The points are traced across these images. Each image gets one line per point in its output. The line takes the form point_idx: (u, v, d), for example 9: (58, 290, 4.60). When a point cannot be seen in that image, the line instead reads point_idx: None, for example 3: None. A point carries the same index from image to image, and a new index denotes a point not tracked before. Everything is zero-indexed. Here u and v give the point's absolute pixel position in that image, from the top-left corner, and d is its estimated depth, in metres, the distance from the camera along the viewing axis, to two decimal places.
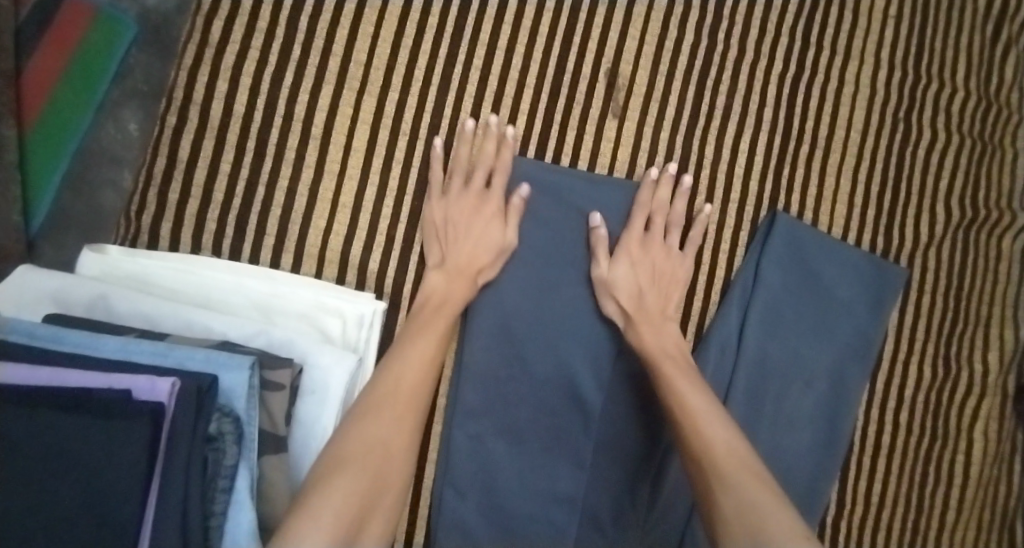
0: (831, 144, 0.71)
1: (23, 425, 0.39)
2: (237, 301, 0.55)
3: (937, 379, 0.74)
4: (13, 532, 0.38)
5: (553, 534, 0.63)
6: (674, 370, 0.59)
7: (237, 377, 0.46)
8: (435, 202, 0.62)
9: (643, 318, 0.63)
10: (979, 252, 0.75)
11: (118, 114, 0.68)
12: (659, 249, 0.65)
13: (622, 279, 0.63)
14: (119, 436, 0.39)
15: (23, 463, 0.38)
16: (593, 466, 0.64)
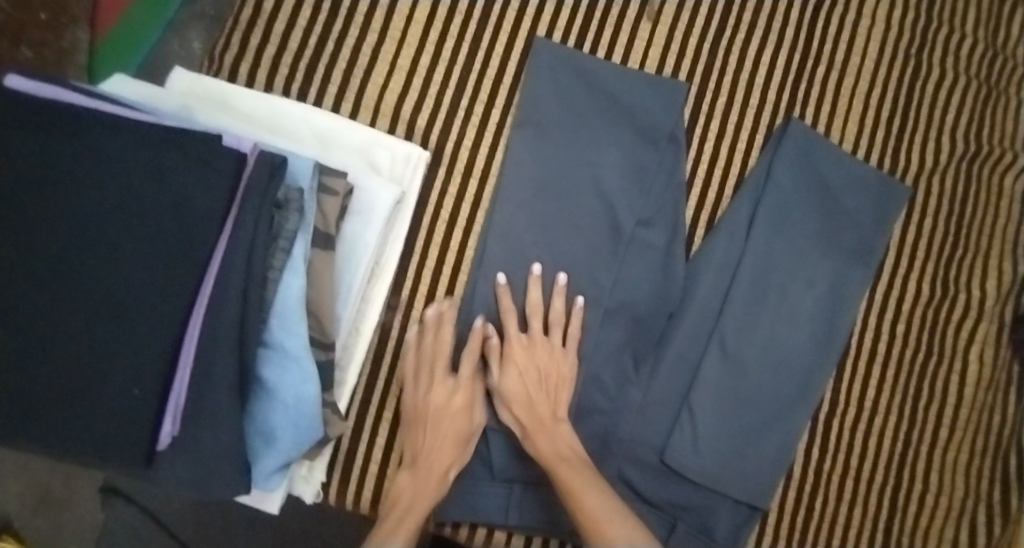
0: (846, 68, 0.77)
1: (133, 146, 0.47)
2: (301, 130, 0.63)
3: (936, 298, 0.77)
4: (117, 227, 0.46)
5: None
6: (571, 473, 0.60)
7: (303, 163, 0.54)
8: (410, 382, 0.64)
9: (543, 421, 0.63)
10: (982, 184, 0.80)
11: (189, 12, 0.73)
12: (548, 352, 0.65)
13: (511, 387, 0.64)
14: (210, 167, 0.47)
15: (129, 176, 0.47)
16: (605, 323, 0.69)
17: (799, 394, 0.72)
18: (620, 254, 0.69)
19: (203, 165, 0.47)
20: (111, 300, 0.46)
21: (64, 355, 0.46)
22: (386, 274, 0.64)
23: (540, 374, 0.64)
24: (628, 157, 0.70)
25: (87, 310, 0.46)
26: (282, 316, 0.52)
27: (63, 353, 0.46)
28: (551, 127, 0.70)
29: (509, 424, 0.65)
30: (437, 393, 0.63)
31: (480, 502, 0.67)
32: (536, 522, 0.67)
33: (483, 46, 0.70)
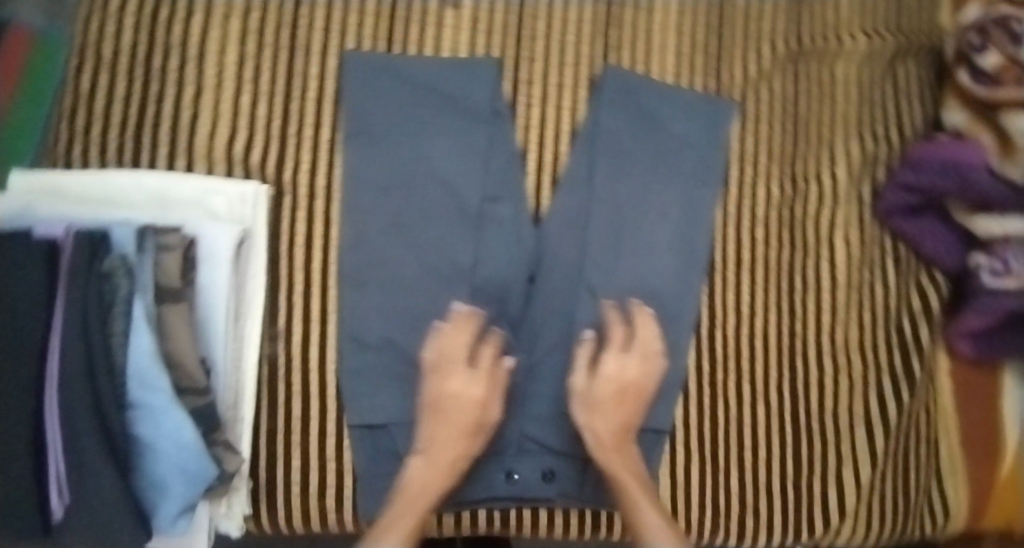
0: (653, 3, 0.80)
1: None
2: (138, 197, 0.66)
3: (787, 196, 0.82)
4: None
5: None
6: (638, 499, 0.65)
7: (125, 231, 0.59)
8: (432, 384, 0.68)
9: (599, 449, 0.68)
10: (812, 79, 0.83)
11: None
12: (637, 366, 0.70)
13: (601, 394, 0.69)
14: (27, 262, 0.55)
15: None
16: (475, 299, 0.74)
17: (672, 316, 0.78)
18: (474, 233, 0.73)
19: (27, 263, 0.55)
20: None
21: None
22: (254, 307, 0.68)
23: (603, 407, 0.69)
24: (458, 140, 0.74)
25: None
26: (140, 375, 0.57)
27: None
28: (380, 132, 0.73)
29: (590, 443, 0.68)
30: (458, 389, 0.67)
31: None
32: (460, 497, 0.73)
33: (298, 72, 0.73)
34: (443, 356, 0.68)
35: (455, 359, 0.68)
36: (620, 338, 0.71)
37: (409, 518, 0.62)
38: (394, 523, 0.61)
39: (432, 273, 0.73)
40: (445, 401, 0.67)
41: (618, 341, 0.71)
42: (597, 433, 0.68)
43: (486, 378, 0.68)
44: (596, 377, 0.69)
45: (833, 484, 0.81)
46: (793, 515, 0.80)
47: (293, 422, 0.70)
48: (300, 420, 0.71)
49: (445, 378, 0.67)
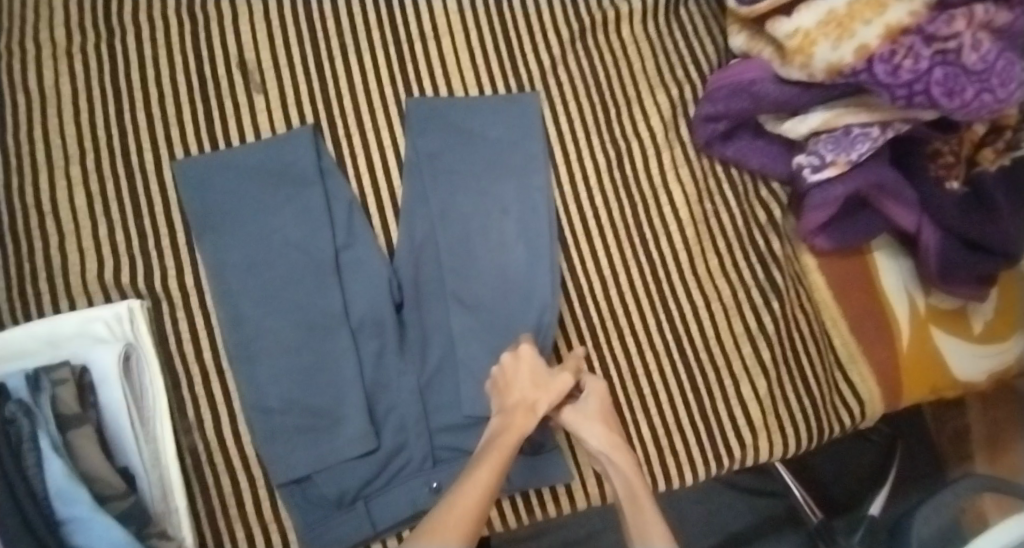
0: (438, 32, 0.89)
1: None
2: (24, 346, 0.73)
3: (613, 158, 0.89)
4: None
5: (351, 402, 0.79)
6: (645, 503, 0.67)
7: (17, 380, 0.68)
8: (511, 364, 0.72)
9: (612, 452, 0.70)
10: (602, 50, 0.92)
11: None
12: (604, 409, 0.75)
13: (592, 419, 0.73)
14: None
15: None
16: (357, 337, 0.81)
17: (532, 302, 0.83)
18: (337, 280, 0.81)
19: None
20: None
21: None
22: (158, 408, 0.75)
23: (602, 417, 0.73)
24: (299, 204, 0.82)
25: None
26: (63, 494, 0.64)
27: None
28: (227, 219, 0.81)
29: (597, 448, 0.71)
30: (537, 364, 0.72)
31: (338, 533, 0.77)
32: (394, 517, 0.79)
33: (143, 191, 0.81)
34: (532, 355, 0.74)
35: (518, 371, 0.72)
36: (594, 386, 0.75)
37: (493, 469, 0.63)
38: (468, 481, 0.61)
39: (312, 326, 0.80)
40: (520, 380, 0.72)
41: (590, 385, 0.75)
42: (603, 438, 0.71)
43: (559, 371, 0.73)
44: (583, 408, 0.73)
45: (733, 399, 0.85)
46: (716, 443, 0.84)
47: (228, 498, 0.77)
48: (234, 492, 0.77)
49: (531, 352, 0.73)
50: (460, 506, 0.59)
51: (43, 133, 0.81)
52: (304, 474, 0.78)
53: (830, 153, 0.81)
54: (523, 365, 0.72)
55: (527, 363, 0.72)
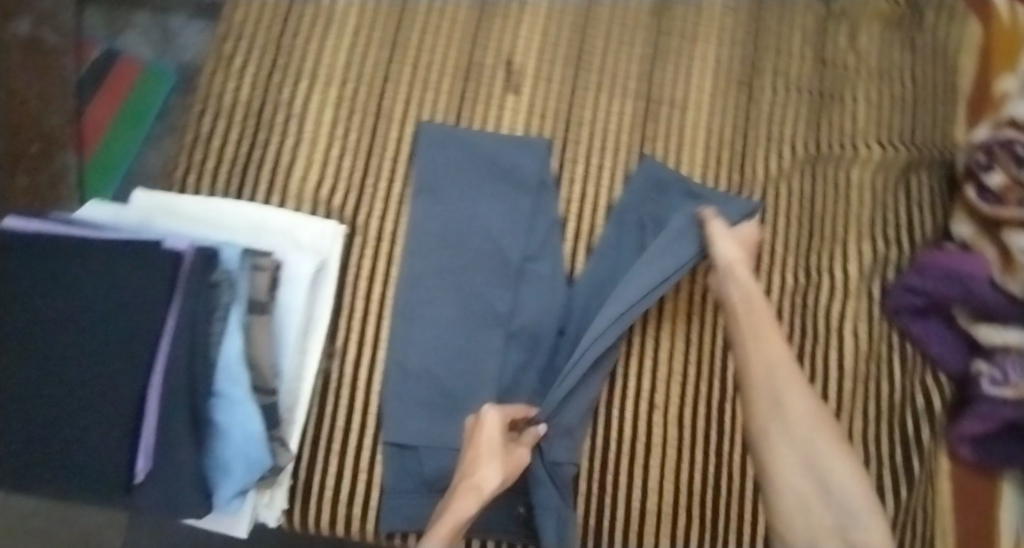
0: (687, 102, 0.91)
1: (108, 253, 0.63)
2: (237, 222, 0.79)
3: (802, 284, 0.89)
4: (97, 313, 0.62)
5: (478, 400, 0.81)
6: (764, 318, 0.75)
7: (232, 249, 0.70)
8: (479, 433, 0.72)
9: (736, 269, 0.77)
10: (829, 181, 0.91)
11: (161, 144, 1.06)
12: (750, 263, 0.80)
13: (738, 248, 0.79)
14: (159, 266, 0.63)
15: (103, 278, 0.63)
16: (507, 343, 0.83)
17: (685, 375, 0.83)
18: (518, 285, 0.84)
19: (154, 265, 0.63)
20: (85, 366, 0.62)
21: (56, 413, 0.61)
22: (316, 326, 0.80)
23: (740, 239, 0.80)
24: (511, 203, 0.85)
25: (70, 376, 0.62)
26: (227, 370, 0.67)
27: (48, 408, 0.61)
28: (442, 192, 0.85)
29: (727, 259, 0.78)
30: (497, 437, 0.72)
31: (418, 512, 0.79)
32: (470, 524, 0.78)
33: (381, 135, 0.87)
34: (501, 419, 0.74)
35: (493, 432, 0.72)
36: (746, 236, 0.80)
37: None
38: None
39: (472, 315, 0.83)
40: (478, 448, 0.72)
41: (745, 234, 0.81)
42: (738, 255, 0.78)
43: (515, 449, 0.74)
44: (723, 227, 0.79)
45: None
46: None
47: (336, 431, 0.80)
48: (343, 430, 0.81)
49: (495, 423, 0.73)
50: None
51: (319, 49, 0.88)
52: (410, 444, 0.80)
53: (1014, 375, 0.83)
54: (487, 431, 0.72)
55: (489, 433, 0.72)
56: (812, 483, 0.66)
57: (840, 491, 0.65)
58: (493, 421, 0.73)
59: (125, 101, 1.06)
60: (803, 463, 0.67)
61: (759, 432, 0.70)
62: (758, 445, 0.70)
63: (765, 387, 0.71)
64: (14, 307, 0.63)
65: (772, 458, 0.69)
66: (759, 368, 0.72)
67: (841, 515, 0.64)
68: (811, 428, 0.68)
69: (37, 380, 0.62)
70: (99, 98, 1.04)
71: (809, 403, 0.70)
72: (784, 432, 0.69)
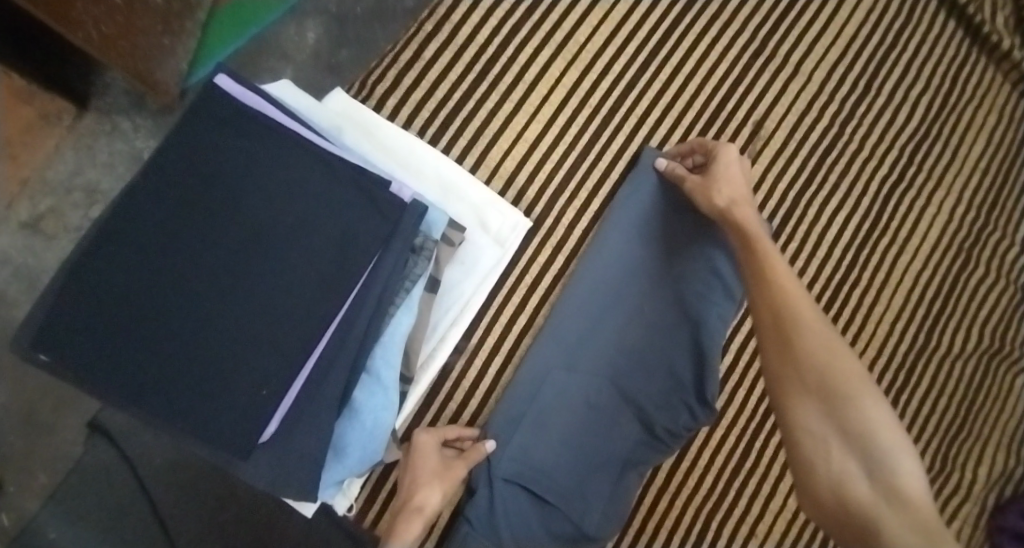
0: (907, 244, 0.84)
1: (325, 175, 0.53)
2: (431, 176, 0.69)
3: (933, 470, 0.84)
4: (286, 235, 0.52)
5: (572, 464, 0.71)
6: (800, 309, 0.57)
7: (439, 216, 0.60)
8: (415, 456, 0.66)
9: (735, 209, 0.64)
10: (996, 378, 0.88)
11: (302, 22, 0.75)
12: (763, 242, 0.61)
13: (754, 220, 0.63)
14: (380, 213, 0.53)
15: (311, 200, 0.52)
16: (618, 408, 0.73)
17: (792, 515, 0.78)
18: (654, 387, 0.73)
19: (373, 207, 0.53)
20: (254, 289, 0.51)
21: (197, 328, 0.50)
22: (463, 321, 0.69)
23: (729, 180, 0.66)
24: (681, 292, 0.73)
25: (230, 293, 0.51)
26: (386, 347, 0.56)
27: (189, 320, 0.50)
28: (632, 219, 0.75)
29: (737, 222, 0.63)
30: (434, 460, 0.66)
31: None
32: None
33: (601, 141, 0.77)
34: (430, 442, 0.67)
35: (429, 454, 0.66)
36: (730, 187, 0.65)
37: None
38: None
39: (605, 366, 0.73)
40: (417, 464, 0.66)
41: (727, 189, 0.65)
42: (746, 222, 0.63)
43: (456, 470, 0.66)
44: (715, 172, 0.67)
45: None
46: None
47: None
48: None
49: (425, 448, 0.66)
50: None
51: (576, 22, 0.77)
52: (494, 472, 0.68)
53: None
54: (421, 453, 0.66)
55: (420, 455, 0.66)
56: (854, 460, 0.51)
57: (911, 486, 0.49)
58: (426, 442, 0.66)
59: None
60: (842, 433, 0.52)
61: (776, 391, 0.56)
62: (787, 437, 0.55)
63: (768, 332, 0.58)
64: (194, 189, 0.52)
65: (799, 417, 0.54)
66: (765, 327, 0.58)
67: (913, 521, 0.47)
68: (835, 393, 0.53)
69: (192, 287, 0.51)
70: None
71: (819, 340, 0.56)
72: (799, 383, 0.55)
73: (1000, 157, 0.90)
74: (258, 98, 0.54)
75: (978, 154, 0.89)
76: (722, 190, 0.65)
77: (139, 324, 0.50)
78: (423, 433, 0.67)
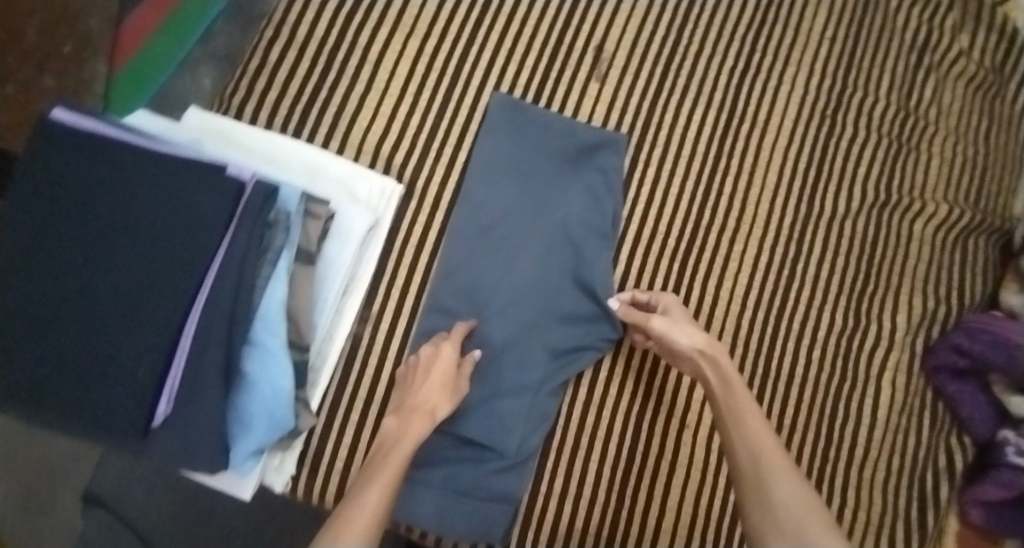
0: (768, 126, 0.89)
1: (165, 173, 0.57)
2: (293, 165, 0.74)
3: (848, 328, 0.90)
4: (141, 233, 0.56)
5: (488, 398, 0.75)
6: (752, 415, 0.68)
7: (291, 192, 0.64)
8: (432, 362, 0.71)
9: (707, 352, 0.72)
10: (891, 229, 0.91)
11: (195, 70, 0.89)
12: (743, 391, 0.69)
13: (725, 363, 0.71)
14: (222, 193, 0.57)
15: (156, 199, 0.57)
16: (522, 338, 0.77)
17: None
18: (559, 316, 0.78)
19: (211, 189, 0.57)
20: (122, 286, 0.55)
21: (77, 335, 0.55)
22: (355, 291, 0.74)
23: (688, 320, 0.74)
24: (567, 221, 0.80)
25: (102, 295, 0.55)
26: (265, 319, 0.61)
27: (69, 327, 0.55)
28: (496, 163, 0.80)
29: (718, 378, 0.71)
30: (449, 365, 0.71)
31: (415, 505, 0.72)
32: (469, 530, 0.73)
33: (454, 98, 0.81)
34: (441, 349, 0.71)
35: (441, 361, 0.71)
36: (699, 343, 0.72)
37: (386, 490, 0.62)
38: (360, 499, 0.60)
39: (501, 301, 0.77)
40: (433, 377, 0.70)
41: (698, 351, 0.72)
42: (718, 368, 0.71)
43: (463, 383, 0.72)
44: (670, 314, 0.75)
45: None
46: None
47: (356, 401, 0.74)
48: (364, 402, 0.74)
49: (437, 354, 0.71)
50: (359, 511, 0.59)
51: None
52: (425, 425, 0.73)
53: None
54: (438, 362, 0.71)
55: (436, 366, 0.70)
56: None
57: None
58: (447, 350, 0.71)
59: (173, 11, 0.89)
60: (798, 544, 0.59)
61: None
62: None
63: (742, 479, 0.65)
64: (51, 213, 0.56)
65: None
66: (743, 449, 0.66)
67: None
68: (800, 501, 0.61)
69: (65, 298, 0.55)
70: (145, 9, 0.88)
71: (764, 439, 0.66)
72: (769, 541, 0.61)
73: (846, 22, 0.94)
74: (95, 122, 0.60)
75: (823, 26, 0.93)
76: (704, 351, 0.72)
77: (27, 340, 0.54)
78: (435, 344, 0.72)
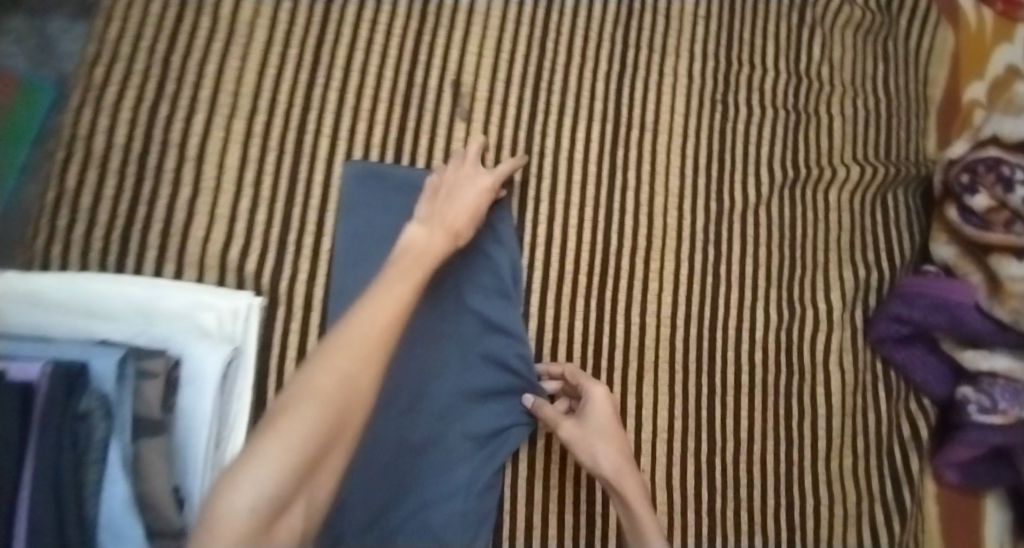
0: (659, 127, 0.82)
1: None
2: (121, 308, 0.63)
3: (784, 320, 0.83)
4: None
5: (412, 512, 0.71)
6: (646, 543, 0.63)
7: (107, 365, 0.56)
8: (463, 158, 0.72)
9: (607, 470, 0.67)
10: (809, 207, 0.85)
11: (35, 173, 0.77)
12: (641, 511, 0.64)
13: (623, 481, 0.66)
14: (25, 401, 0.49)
15: None
16: (430, 438, 0.72)
17: (674, 415, 0.80)
18: (475, 396, 0.73)
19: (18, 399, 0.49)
20: None
21: None
22: (230, 433, 0.64)
23: (602, 435, 0.68)
24: (461, 291, 0.74)
25: None
26: (113, 525, 0.53)
27: None
28: (365, 246, 0.70)
29: (620, 496, 0.66)
30: (473, 181, 0.71)
31: None
32: None
33: (301, 179, 0.71)
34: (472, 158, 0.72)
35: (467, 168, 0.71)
36: (595, 461, 0.68)
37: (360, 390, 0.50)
38: (329, 367, 0.49)
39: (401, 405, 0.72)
40: (426, 262, 0.62)
41: (597, 467, 0.68)
42: (620, 485, 0.66)
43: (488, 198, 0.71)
44: (582, 419, 0.70)
45: None
46: None
47: None
48: None
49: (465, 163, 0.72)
50: (341, 352, 0.50)
51: (216, 72, 0.72)
52: None
53: (1005, 403, 0.79)
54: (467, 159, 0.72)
55: (432, 250, 0.63)
56: None
57: None
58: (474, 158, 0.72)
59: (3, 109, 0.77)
60: None
61: None
62: None
63: None
64: None
65: None
66: None
67: None
68: None
69: None
70: None
71: None
72: None
73: None
74: None
75: (693, 4, 0.86)
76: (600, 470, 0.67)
77: None
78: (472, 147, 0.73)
